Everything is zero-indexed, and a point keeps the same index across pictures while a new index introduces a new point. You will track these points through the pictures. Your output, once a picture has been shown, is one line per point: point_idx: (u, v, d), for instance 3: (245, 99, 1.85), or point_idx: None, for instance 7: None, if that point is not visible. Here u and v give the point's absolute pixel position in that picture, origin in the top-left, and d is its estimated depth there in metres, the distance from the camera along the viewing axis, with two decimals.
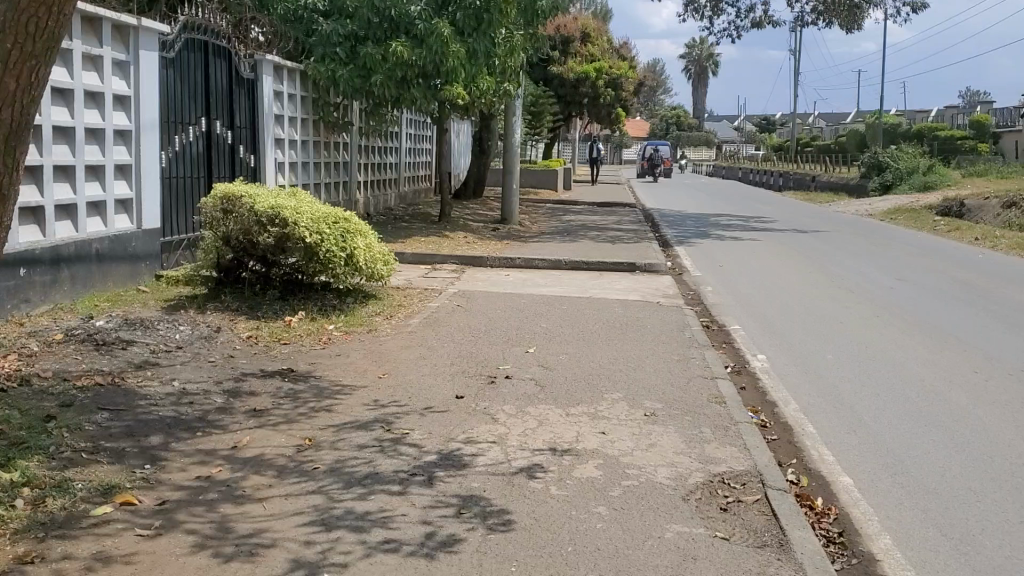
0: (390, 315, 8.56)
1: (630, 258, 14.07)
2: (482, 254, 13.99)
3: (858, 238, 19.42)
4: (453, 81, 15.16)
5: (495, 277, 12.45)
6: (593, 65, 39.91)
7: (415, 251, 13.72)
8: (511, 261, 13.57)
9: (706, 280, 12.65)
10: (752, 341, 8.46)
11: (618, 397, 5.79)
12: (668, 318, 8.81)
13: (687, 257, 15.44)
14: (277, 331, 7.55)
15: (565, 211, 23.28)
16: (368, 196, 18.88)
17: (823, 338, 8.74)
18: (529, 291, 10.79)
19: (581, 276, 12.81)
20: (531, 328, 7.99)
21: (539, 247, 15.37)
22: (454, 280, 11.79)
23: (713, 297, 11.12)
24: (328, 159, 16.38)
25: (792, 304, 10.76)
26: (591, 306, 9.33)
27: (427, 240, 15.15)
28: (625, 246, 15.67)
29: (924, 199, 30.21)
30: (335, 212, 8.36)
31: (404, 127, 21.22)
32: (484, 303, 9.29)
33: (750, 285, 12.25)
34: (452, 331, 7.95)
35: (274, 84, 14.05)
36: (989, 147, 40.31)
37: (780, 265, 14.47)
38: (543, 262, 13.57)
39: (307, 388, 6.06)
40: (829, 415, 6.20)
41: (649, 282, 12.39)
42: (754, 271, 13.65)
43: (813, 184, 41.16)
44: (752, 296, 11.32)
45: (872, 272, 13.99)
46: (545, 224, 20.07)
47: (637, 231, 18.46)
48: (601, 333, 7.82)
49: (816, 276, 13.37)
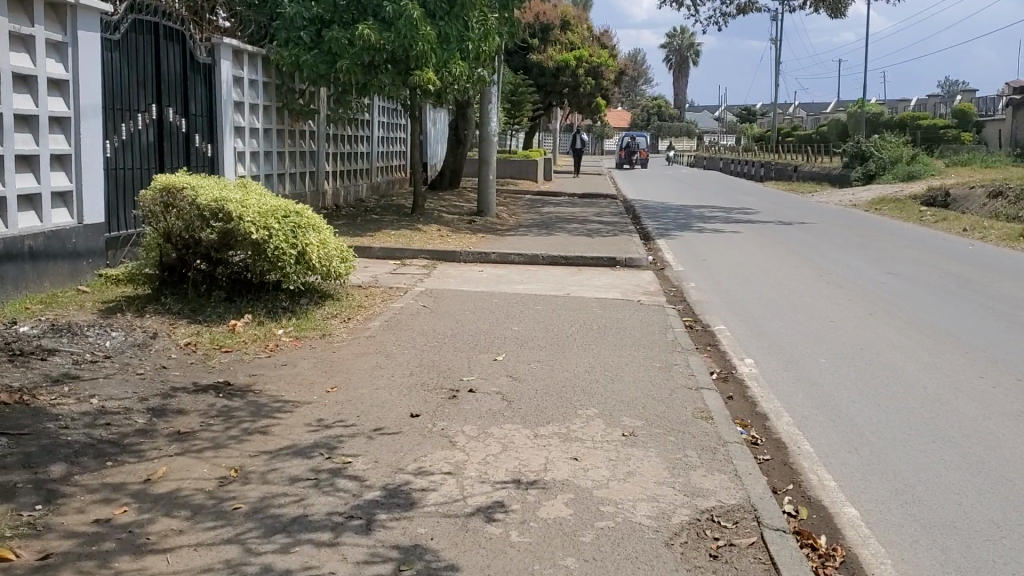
0: (348, 318, 7.90)
1: (610, 252, 13.44)
2: (455, 248, 13.34)
3: (844, 229, 18.89)
4: (423, 66, 14.48)
5: (467, 274, 11.79)
6: (573, 53, 39.23)
7: (384, 245, 13.04)
8: (485, 256, 12.92)
9: (689, 275, 12.04)
10: (739, 343, 7.87)
11: (593, 414, 5.16)
12: (649, 319, 8.19)
13: (668, 250, 14.81)
14: (219, 338, 6.88)
15: (543, 202, 22.63)
16: (337, 187, 18.16)
17: (816, 339, 8.14)
18: (502, 289, 10.13)
19: (558, 272, 12.17)
20: (500, 331, 7.35)
21: (515, 241, 14.72)
22: (423, 277, 11.12)
23: (696, 294, 10.50)
24: (293, 149, 15.65)
25: (781, 301, 10.17)
26: (566, 306, 8.69)
27: (398, 234, 14.46)
28: (605, 239, 15.05)
29: (908, 189, 29.76)
30: (287, 205, 7.73)
31: (377, 115, 20.50)
32: (453, 304, 8.63)
33: (735, 280, 11.65)
34: (416, 335, 7.29)
35: (234, 69, 13.31)
36: (971, 136, 39.96)
37: (766, 259, 13.88)
38: (518, 257, 12.92)
39: (244, 406, 5.39)
40: (827, 430, 5.60)
41: (630, 277, 11.77)
42: (739, 265, 13.07)
43: (794, 173, 40.69)
44: (738, 292, 10.71)
45: (861, 266, 13.44)
46: (523, 216, 19.44)
47: (617, 223, 17.83)
48: (576, 337, 7.19)
49: (803, 270, 12.79)
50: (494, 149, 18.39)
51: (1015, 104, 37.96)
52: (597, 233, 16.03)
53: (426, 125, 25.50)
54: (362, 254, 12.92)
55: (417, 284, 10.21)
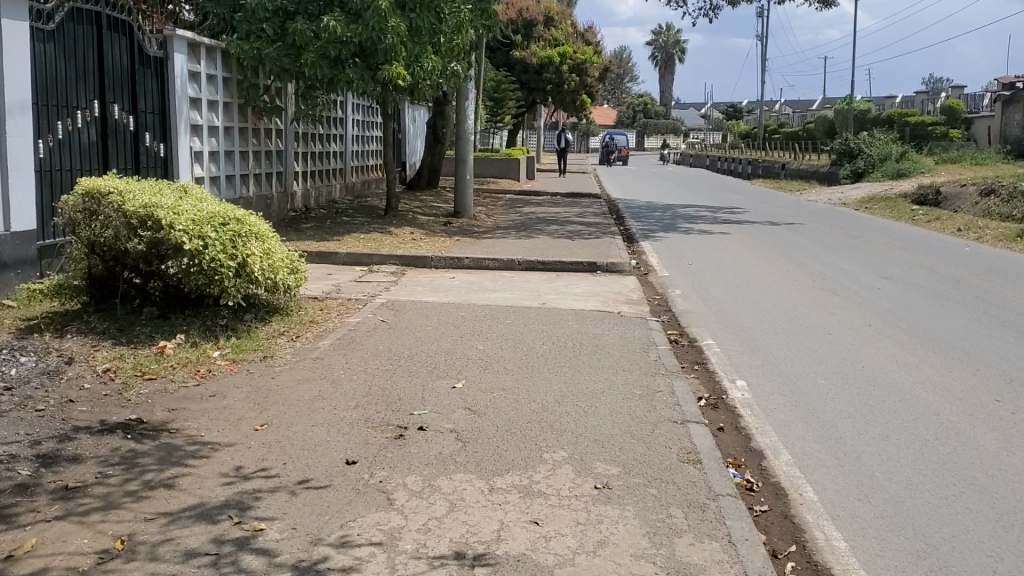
0: (296, 337, 7.12)
1: (591, 256, 12.69)
2: (427, 253, 12.56)
3: (835, 230, 18.21)
4: (392, 60, 13.71)
5: (437, 281, 11.00)
6: (556, 49, 38.46)
7: (351, 251, 12.25)
8: (458, 261, 12.14)
9: (674, 282, 11.31)
10: (729, 361, 7.14)
11: (560, 460, 4.40)
12: (630, 334, 7.43)
13: (653, 254, 14.07)
14: (144, 363, 6.09)
15: (525, 203, 21.86)
16: (308, 188, 17.34)
17: (812, 356, 7.42)
18: (473, 300, 9.36)
19: (535, 279, 11.42)
20: (464, 351, 6.58)
21: (492, 244, 13.95)
22: (389, 286, 10.34)
23: (681, 304, 9.78)
24: (257, 148, 14.82)
25: (772, 311, 9.45)
26: (540, 319, 7.92)
27: (367, 238, 13.67)
28: (588, 242, 14.30)
29: (898, 187, 29.15)
30: (225, 212, 6.96)
31: (350, 113, 19.68)
32: (415, 318, 7.86)
33: (723, 288, 10.92)
34: (369, 356, 6.51)
35: (190, 64, 12.50)
36: (960, 133, 39.45)
37: (755, 263, 13.16)
38: (493, 262, 12.15)
39: (154, 451, 4.61)
40: (831, 471, 4.87)
41: (611, 285, 11.03)
42: (727, 270, 12.35)
43: (782, 171, 40.05)
44: (725, 301, 10.00)
45: (855, 270, 12.75)
46: (502, 217, 18.68)
47: (600, 225, 17.07)
48: (548, 358, 6.43)
49: (795, 275, 12.08)
50: (471, 148, 17.62)
51: (1004, 100, 37.44)
52: (578, 235, 15.28)
53: (404, 122, 24.70)
54: (327, 259, 12.13)
55: (380, 294, 9.43)
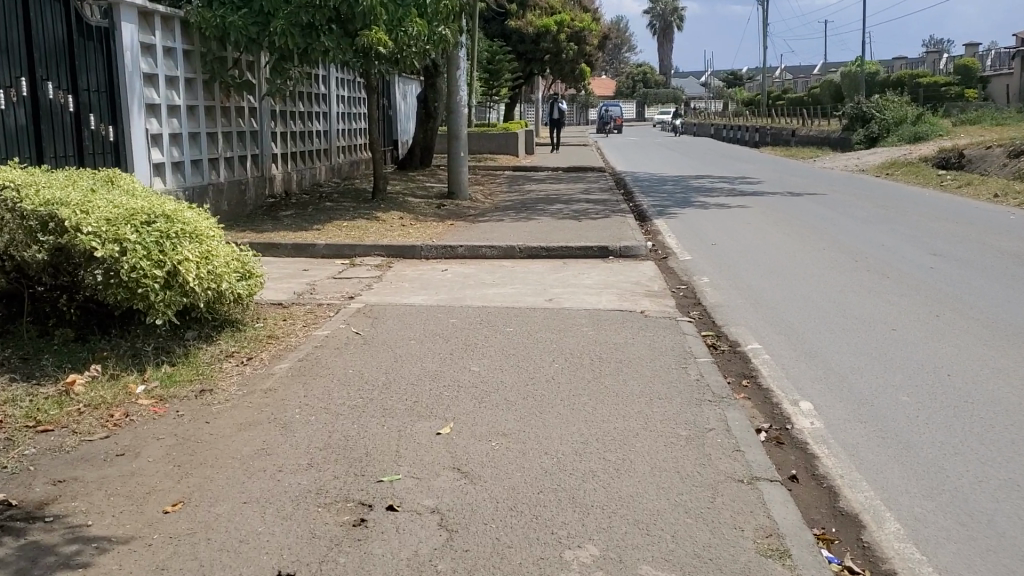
0: (247, 360, 5.72)
1: (601, 239, 11.29)
2: (416, 241, 11.17)
3: (861, 199, 16.78)
4: (372, 25, 12.31)
5: (427, 275, 9.62)
6: (553, 18, 36.87)
7: (330, 242, 10.87)
8: (453, 250, 10.75)
9: (698, 267, 9.91)
10: (785, 377, 5.78)
11: (588, 561, 3.04)
12: (660, 342, 6.05)
13: (668, 233, 12.66)
14: (40, 408, 4.72)
15: (524, 180, 20.45)
16: (288, 172, 15.95)
17: (885, 364, 6.02)
18: (467, 301, 7.97)
19: (539, 268, 10.04)
20: (454, 376, 5.21)
21: (489, 228, 12.56)
22: (371, 284, 8.96)
23: (711, 296, 8.38)
24: (228, 129, 13.42)
25: (819, 300, 8.05)
26: (550, 325, 6.54)
27: (351, 226, 12.28)
28: (596, 223, 12.92)
29: (917, 151, 27.73)
30: (152, 208, 5.55)
31: (334, 89, 18.29)
32: (396, 327, 6.49)
33: (755, 273, 9.52)
34: (334, 386, 5.14)
35: (142, 35, 11.05)
36: (977, 92, 37.95)
37: (783, 240, 11.77)
38: (491, 250, 10.76)
39: (11, 559, 3.24)
40: (964, 550, 3.50)
41: (626, 274, 9.64)
42: (753, 250, 10.96)
43: (791, 139, 38.52)
44: (760, 289, 8.61)
45: (898, 245, 11.34)
46: (500, 197, 17.26)
47: (607, 202, 15.66)
48: (562, 383, 5.04)
49: (831, 254, 10.68)
50: (465, 123, 16.22)
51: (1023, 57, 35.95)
52: (584, 215, 13.89)
53: (392, 98, 23.27)
54: (304, 252, 10.76)
55: (359, 297, 8.06)
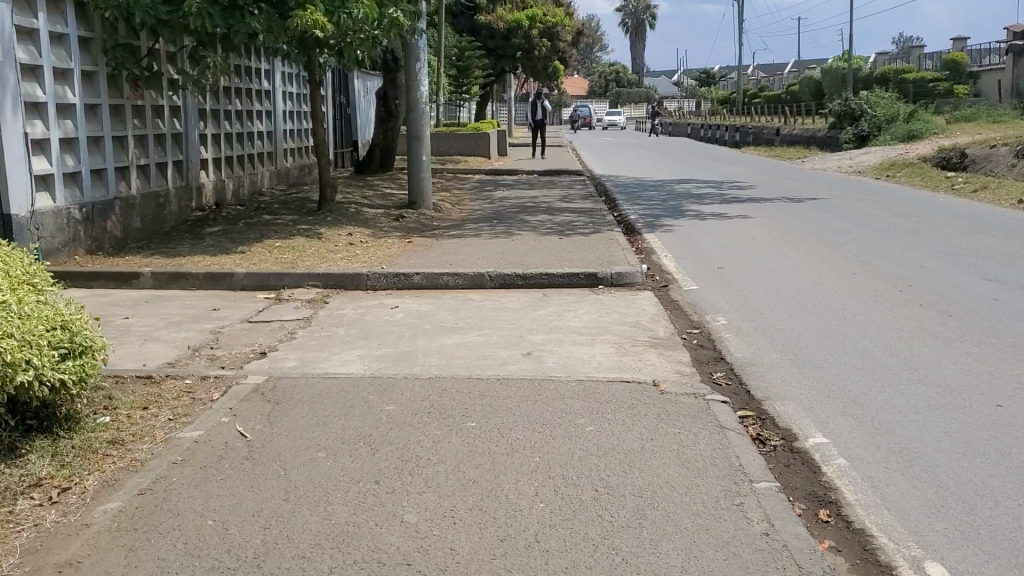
0: (58, 497, 3.69)
1: (587, 262, 9.31)
2: (361, 267, 9.15)
3: (872, 206, 14.98)
4: (308, 4, 10.24)
5: (369, 315, 7.60)
6: (524, 12, 34.94)
7: (254, 270, 8.86)
8: (406, 279, 8.73)
9: (708, 300, 7.99)
10: (884, 505, 3.85)
11: None
12: (690, 446, 4.09)
13: (664, 251, 10.73)
14: None
15: (494, 186, 18.47)
16: (217, 180, 13.90)
17: (1020, 476, 4.12)
18: (418, 367, 5.97)
19: (511, 304, 8.06)
20: (374, 535, 3.23)
21: (454, 247, 10.53)
22: (294, 332, 6.94)
23: (735, 345, 6.44)
24: (140, 132, 11.39)
25: (878, 355, 6.16)
26: (530, 408, 4.55)
27: (286, 247, 10.21)
28: (580, 240, 10.94)
29: (913, 151, 26.08)
30: None
31: (277, 84, 16.45)
32: (304, 418, 4.47)
33: (781, 308, 7.60)
34: (175, 560, 3.14)
35: (18, 17, 8.95)
36: (967, 87, 36.46)
37: (803, 261, 9.86)
38: (453, 278, 8.74)
39: None
40: None
41: (620, 311, 7.69)
42: (770, 275, 9.05)
43: (776, 137, 36.81)
44: (796, 336, 6.68)
45: (941, 266, 9.49)
46: (468, 206, 15.28)
47: (589, 212, 13.71)
48: (551, 554, 3.06)
49: (865, 280, 8.81)
50: (427, 123, 14.24)
51: (1015, 50, 34.51)
52: (565, 229, 11.91)
53: (346, 95, 21.36)
54: (221, 284, 8.75)
55: (271, 362, 6.04)
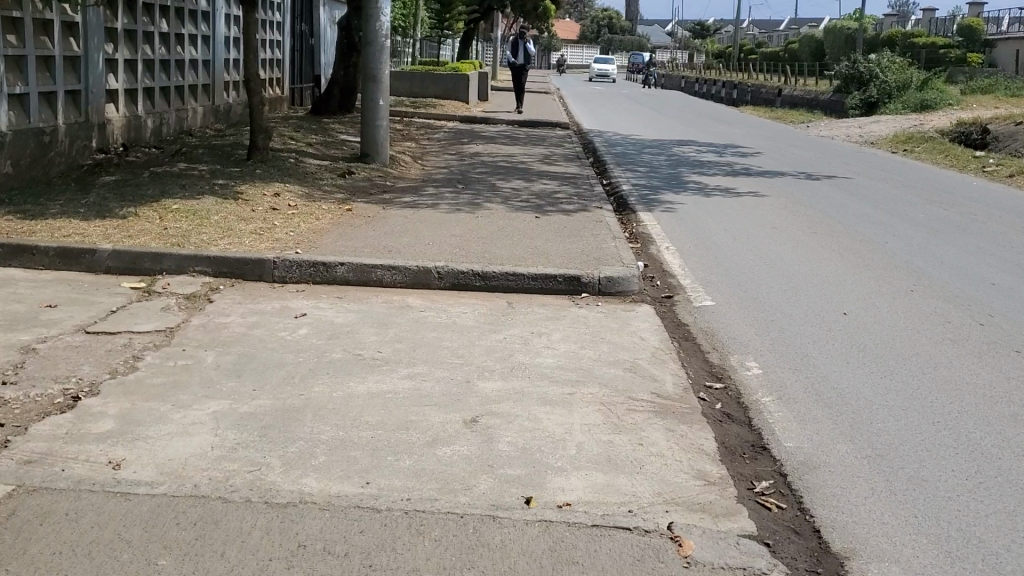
0: None
1: (570, 257, 7.13)
2: (272, 247, 6.96)
3: (903, 190, 12.89)
4: None
5: (259, 329, 5.46)
6: None
7: (124, 245, 6.65)
8: (327, 270, 6.54)
9: (730, 329, 5.90)
10: None
11: None
12: None
13: (664, 242, 8.60)
14: None
15: (467, 138, 16.14)
16: (130, 115, 11.56)
17: None
18: (296, 449, 3.85)
19: (461, 318, 5.92)
20: None
21: (402, 221, 8.31)
22: (139, 362, 4.79)
23: (779, 424, 4.37)
24: (17, 52, 9.03)
25: (996, 455, 4.10)
26: None
27: (186, 212, 7.99)
28: (561, 220, 8.75)
29: (928, 123, 23.91)
30: None
31: (217, 5, 14.04)
32: None
33: (831, 351, 5.51)
34: None
35: None
36: (980, 56, 34.22)
37: (842, 267, 7.78)
38: (390, 273, 6.56)
39: None
40: None
41: (608, 342, 5.58)
42: (805, 289, 6.96)
43: (777, 99, 34.51)
44: (866, 408, 4.62)
45: (1019, 285, 7.41)
46: (431, 162, 13.05)
47: (573, 181, 11.51)
48: None
49: (930, 304, 6.74)
50: (387, 62, 11.91)
51: None
52: (543, 203, 9.71)
53: (307, 23, 18.89)
54: (78, 264, 6.53)
55: (74, 433, 3.91)
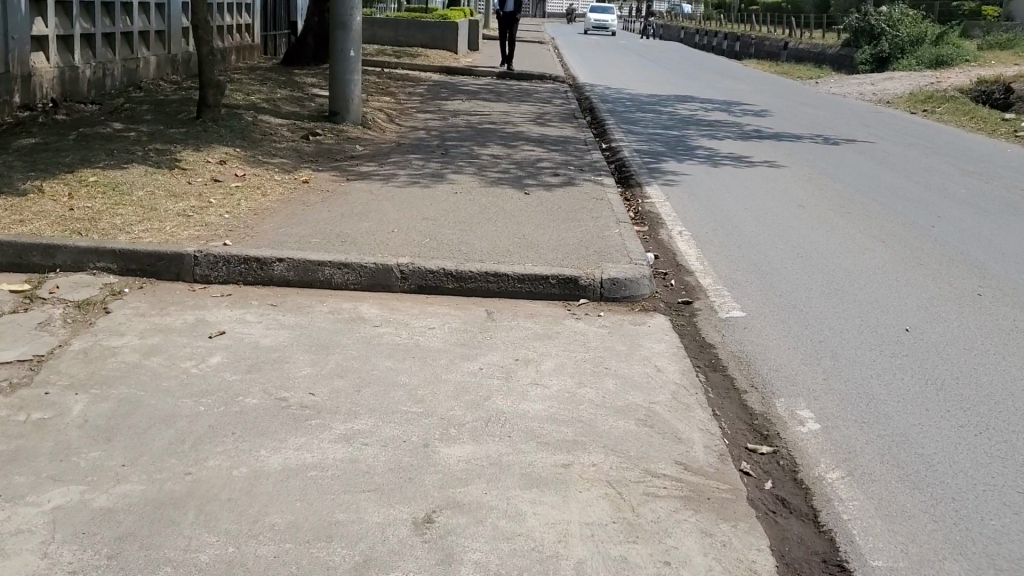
0: None
1: (565, 250, 5.82)
2: (194, 235, 5.63)
3: (936, 159, 11.56)
4: None
5: (159, 358, 4.17)
6: None
7: (7, 234, 5.32)
8: (261, 267, 5.23)
9: (771, 355, 4.63)
10: None
11: None
12: None
13: (676, 225, 7.29)
14: None
15: (452, 93, 14.70)
16: (64, 65, 10.12)
17: None
18: None
19: (422, 337, 4.64)
20: None
21: (365, 198, 6.98)
22: None
23: (859, 523, 3.13)
24: None
25: None
26: None
27: (103, 185, 6.65)
28: (554, 197, 7.43)
29: (945, 80, 22.42)
30: None
31: None
32: None
33: (904, 392, 4.26)
34: None
35: None
36: (996, 9, 32.51)
37: (890, 261, 6.50)
38: (341, 273, 5.25)
39: None
40: None
41: (612, 374, 4.31)
42: (855, 295, 5.68)
43: (782, 52, 32.84)
44: (972, 490, 3.37)
45: None
46: (409, 121, 11.65)
47: (567, 146, 10.16)
48: None
49: (1009, 315, 5.47)
50: (357, 7, 10.45)
51: None
52: (534, 175, 8.38)
53: None
54: None
55: None
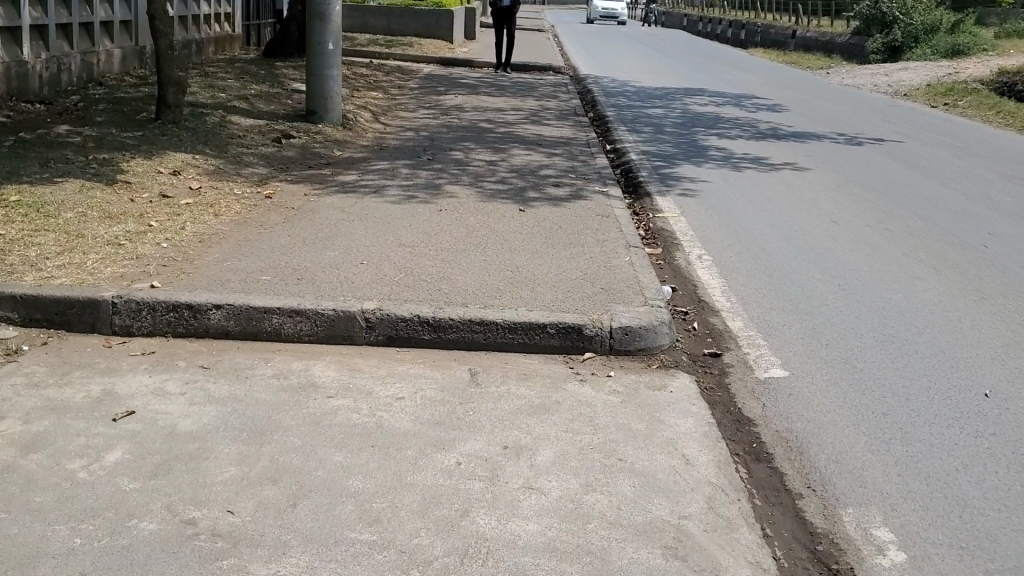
0: None
1: (568, 287, 4.86)
2: (120, 272, 4.67)
3: (972, 161, 10.57)
4: None
5: (41, 455, 3.21)
6: None
7: None
8: (196, 315, 4.27)
9: (829, 438, 3.66)
10: None
11: None
12: None
13: (695, 247, 6.32)
14: None
15: (445, 87, 13.69)
16: (11, 59, 9.12)
17: None
18: None
19: (386, 412, 3.69)
20: None
21: (335, 218, 6.01)
22: None
23: None
24: None
25: None
26: None
27: (26, 205, 5.68)
28: (554, 214, 6.46)
29: (964, 71, 21.39)
30: None
31: None
32: None
33: (1005, 495, 3.29)
34: None
35: None
36: None
37: (949, 296, 5.52)
38: (294, 323, 4.29)
39: None
40: None
41: (627, 468, 3.35)
42: (916, 343, 4.71)
43: (790, 40, 31.74)
44: None
45: None
46: (395, 120, 10.66)
47: (569, 149, 9.17)
48: None
49: None
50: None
51: None
52: (531, 186, 7.40)
53: None
54: None
55: None
